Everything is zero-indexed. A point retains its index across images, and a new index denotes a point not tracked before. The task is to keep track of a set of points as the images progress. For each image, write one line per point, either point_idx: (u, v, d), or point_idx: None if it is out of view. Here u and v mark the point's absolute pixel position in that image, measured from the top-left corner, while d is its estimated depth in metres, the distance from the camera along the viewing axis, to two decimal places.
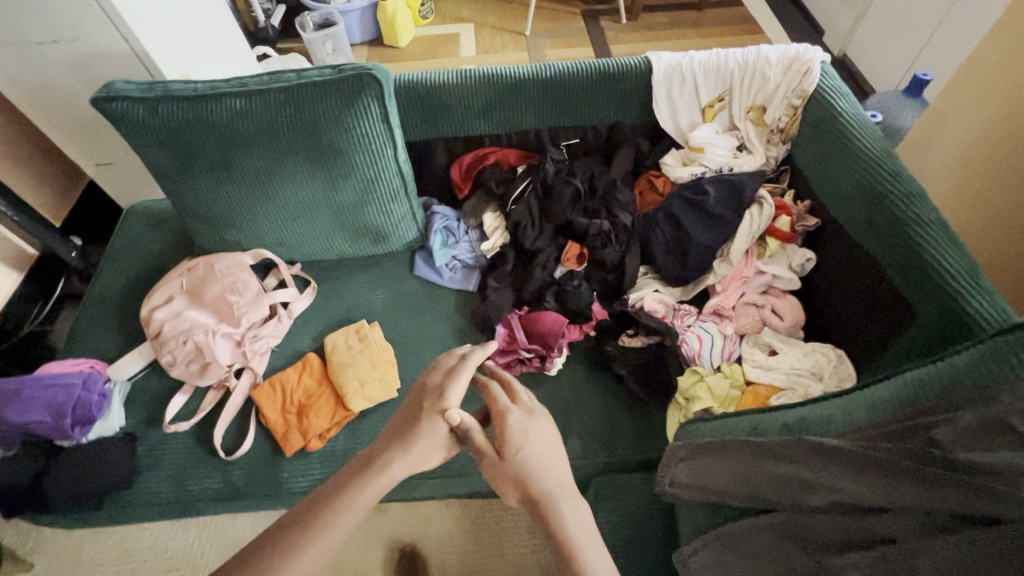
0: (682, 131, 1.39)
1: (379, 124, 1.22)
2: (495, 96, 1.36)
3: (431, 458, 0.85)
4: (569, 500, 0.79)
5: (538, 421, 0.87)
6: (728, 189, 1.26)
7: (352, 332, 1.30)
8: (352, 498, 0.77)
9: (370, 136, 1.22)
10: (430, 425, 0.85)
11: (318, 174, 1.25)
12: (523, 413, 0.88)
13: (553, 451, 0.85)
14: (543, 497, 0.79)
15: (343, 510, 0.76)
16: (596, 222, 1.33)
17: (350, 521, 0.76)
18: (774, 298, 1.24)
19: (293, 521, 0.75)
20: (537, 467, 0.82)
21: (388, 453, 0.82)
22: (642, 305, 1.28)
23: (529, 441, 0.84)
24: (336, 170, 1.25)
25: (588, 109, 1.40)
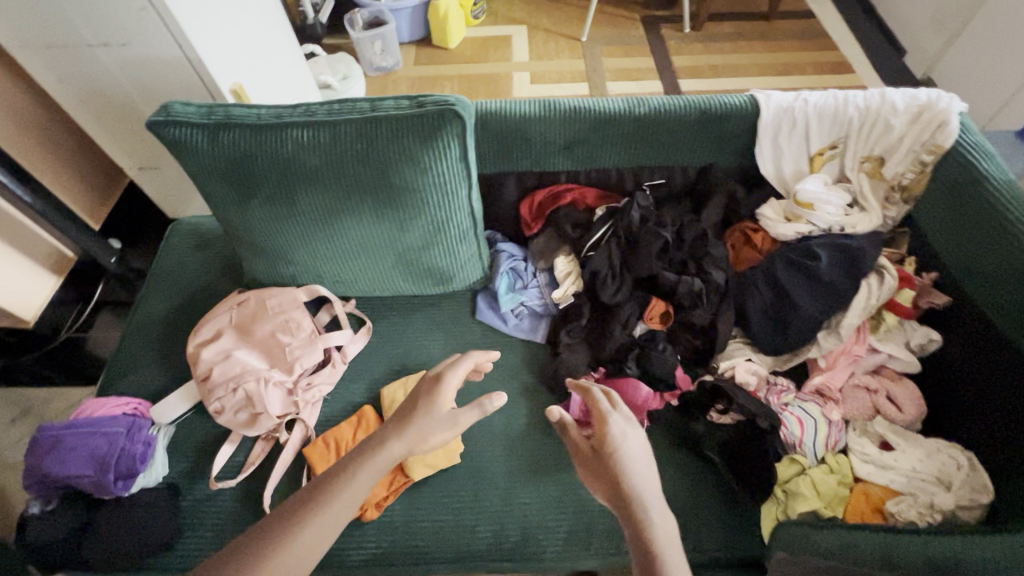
0: (786, 180, 1.25)
1: (457, 164, 1.10)
2: (579, 131, 1.23)
3: (429, 438, 0.89)
4: (658, 507, 0.79)
5: (636, 429, 0.88)
6: (845, 254, 1.12)
7: (412, 385, 1.20)
8: (349, 479, 0.82)
9: (445, 177, 1.11)
10: (427, 409, 0.91)
11: (385, 213, 1.14)
12: (623, 419, 0.88)
13: (650, 459, 0.85)
14: (633, 501, 0.79)
15: (343, 491, 0.81)
16: (687, 280, 1.19)
17: (351, 499, 0.81)
18: (889, 382, 1.10)
19: (296, 501, 0.81)
20: (631, 471, 0.82)
21: (385, 437, 0.87)
22: (732, 377, 1.16)
23: (626, 447, 0.85)
24: (405, 210, 1.14)
25: (679, 149, 1.27)
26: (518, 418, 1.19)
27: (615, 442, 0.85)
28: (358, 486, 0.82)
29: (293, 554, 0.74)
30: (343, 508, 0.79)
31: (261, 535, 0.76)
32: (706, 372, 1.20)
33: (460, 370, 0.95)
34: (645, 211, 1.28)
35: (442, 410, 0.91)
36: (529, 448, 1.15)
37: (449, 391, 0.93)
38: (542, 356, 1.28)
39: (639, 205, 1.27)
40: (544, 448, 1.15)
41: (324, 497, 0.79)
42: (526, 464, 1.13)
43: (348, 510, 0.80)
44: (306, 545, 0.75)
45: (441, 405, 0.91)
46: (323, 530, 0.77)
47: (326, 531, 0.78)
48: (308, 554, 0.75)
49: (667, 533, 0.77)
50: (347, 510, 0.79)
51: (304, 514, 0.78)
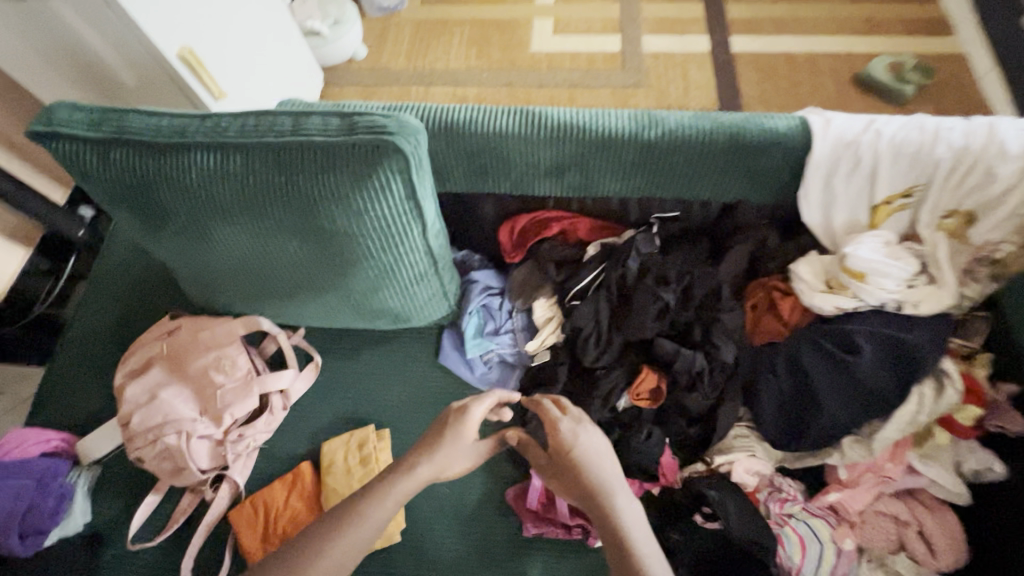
0: (834, 233, 0.97)
1: (402, 204, 0.88)
2: (572, 154, 0.97)
3: (453, 464, 0.85)
4: (623, 496, 0.80)
5: (591, 430, 0.86)
6: (896, 351, 0.86)
7: (353, 446, 1.06)
8: (358, 517, 0.79)
9: (388, 219, 0.89)
10: (456, 437, 0.86)
11: (318, 255, 0.94)
12: (576, 422, 0.86)
13: (609, 454, 0.84)
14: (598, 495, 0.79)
15: (343, 536, 0.77)
16: (687, 354, 0.96)
17: (372, 525, 0.79)
18: (925, 513, 0.87)
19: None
20: (592, 468, 0.81)
21: (413, 455, 0.84)
22: (727, 473, 0.97)
23: (585, 448, 0.84)
24: (341, 254, 0.93)
25: (699, 182, 0.99)
26: (473, 494, 1.04)
27: (570, 442, 0.84)
28: (383, 507, 0.80)
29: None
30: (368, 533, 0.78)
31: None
32: (698, 461, 0.99)
33: (490, 401, 0.89)
34: (647, 258, 1.03)
35: (467, 440, 0.86)
36: (480, 532, 1.01)
37: (477, 419, 0.87)
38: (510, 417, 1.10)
39: (638, 251, 1.03)
40: (498, 535, 1.00)
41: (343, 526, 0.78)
42: (474, 548, 1.00)
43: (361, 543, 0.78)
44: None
45: (467, 432, 0.87)
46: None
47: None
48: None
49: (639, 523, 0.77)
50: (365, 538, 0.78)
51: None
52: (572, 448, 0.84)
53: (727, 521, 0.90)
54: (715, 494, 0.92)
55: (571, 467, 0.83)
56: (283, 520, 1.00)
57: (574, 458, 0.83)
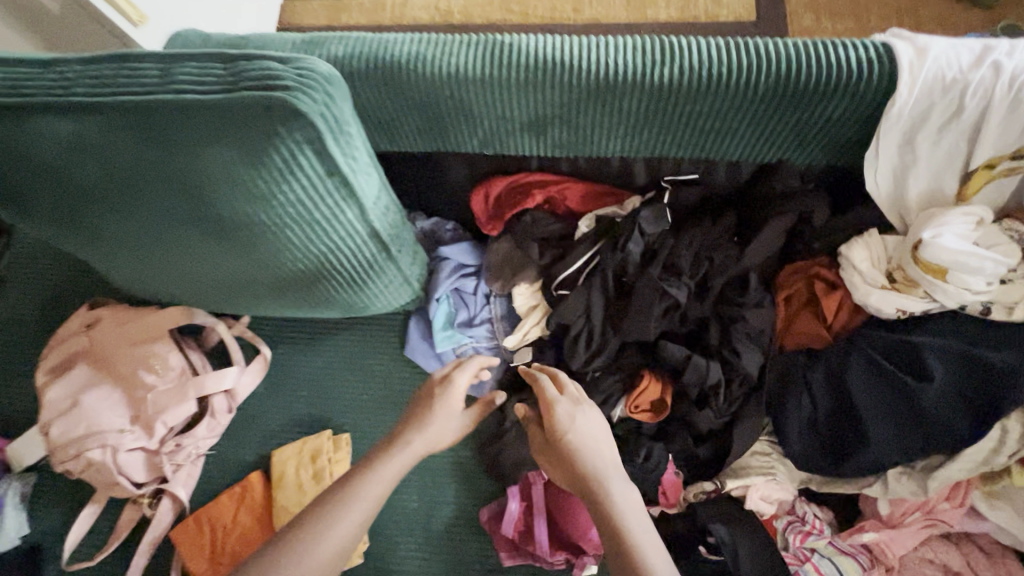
0: (905, 207, 0.73)
1: (317, 183, 0.65)
2: (556, 103, 0.71)
3: (447, 437, 0.74)
4: (623, 486, 0.65)
5: (587, 410, 0.71)
6: (971, 373, 0.67)
7: (306, 458, 0.92)
8: (350, 496, 0.65)
9: (302, 204, 0.67)
10: (445, 407, 0.73)
11: (227, 247, 0.74)
12: (571, 399, 0.71)
13: (608, 439, 0.69)
14: (591, 485, 0.65)
15: (333, 524, 0.63)
16: (701, 362, 0.77)
17: (366, 506, 0.65)
18: (981, 563, 0.72)
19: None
20: (586, 453, 0.66)
21: (403, 428, 0.72)
22: (740, 498, 0.82)
23: (578, 430, 0.69)
24: (253, 245, 0.73)
25: (728, 137, 0.73)
26: (443, 510, 0.91)
27: (564, 424, 0.69)
28: (376, 486, 0.67)
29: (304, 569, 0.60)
30: (363, 514, 0.65)
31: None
32: (705, 480, 0.82)
33: (474, 369, 0.76)
34: (656, 239, 0.81)
35: (456, 409, 0.74)
36: (451, 554, 0.89)
37: (462, 389, 0.75)
38: (486, 423, 0.94)
39: (644, 229, 0.80)
40: (470, 559, 0.88)
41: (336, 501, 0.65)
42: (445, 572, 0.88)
43: (353, 528, 0.64)
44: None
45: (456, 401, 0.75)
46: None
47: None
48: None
49: (641, 518, 0.63)
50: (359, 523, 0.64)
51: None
52: (564, 431, 0.69)
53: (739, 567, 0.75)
54: (726, 535, 0.77)
55: (562, 451, 0.68)
56: (232, 539, 0.89)
57: (566, 443, 0.68)
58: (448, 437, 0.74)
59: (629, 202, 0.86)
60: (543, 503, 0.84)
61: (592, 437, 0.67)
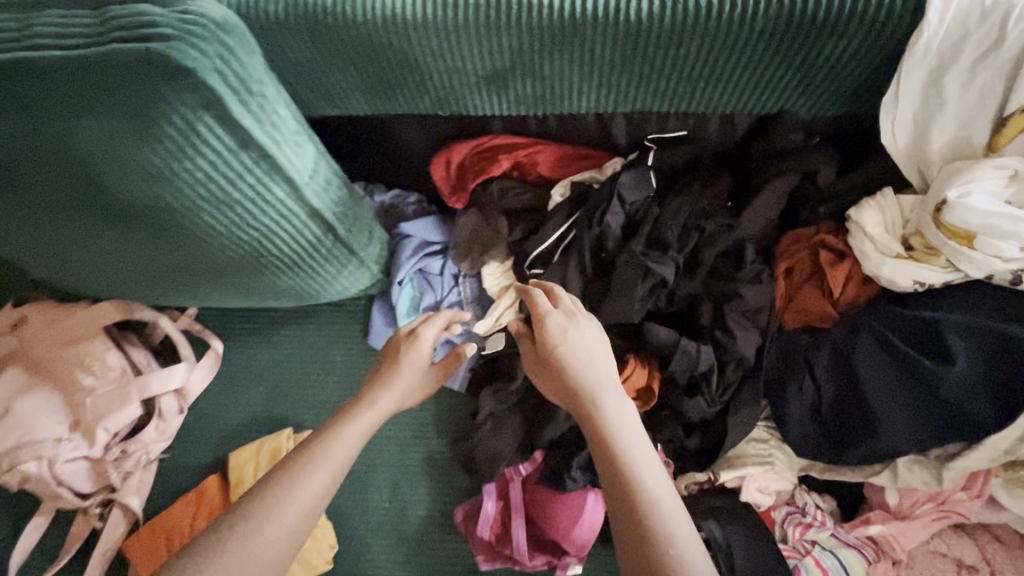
0: (926, 161, 0.62)
1: (226, 157, 0.55)
2: (516, 49, 0.59)
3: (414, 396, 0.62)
4: (620, 402, 0.54)
5: (583, 325, 0.59)
6: (998, 353, 0.58)
7: (265, 458, 0.85)
8: (314, 458, 0.52)
9: (213, 182, 0.56)
10: (410, 363, 0.61)
11: (140, 233, 0.64)
12: (565, 312, 0.59)
13: (606, 356, 0.57)
14: (581, 401, 0.54)
15: (291, 492, 0.49)
16: (690, 345, 0.69)
17: (332, 473, 0.52)
18: (997, 555, 0.66)
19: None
20: (576, 367, 0.55)
21: (364, 386, 0.60)
22: (735, 490, 0.75)
23: (572, 346, 0.57)
24: (167, 228, 0.62)
25: (721, 85, 0.62)
26: (416, 509, 0.85)
27: (554, 336, 0.57)
28: (344, 448, 0.54)
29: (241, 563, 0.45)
30: (330, 478, 0.51)
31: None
32: (698, 470, 0.76)
33: (442, 322, 0.65)
34: (637, 208, 0.72)
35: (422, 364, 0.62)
36: (426, 555, 0.83)
37: (430, 342, 0.63)
38: (460, 415, 0.86)
39: (623, 197, 0.70)
40: (447, 560, 0.82)
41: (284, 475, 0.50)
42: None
43: (319, 499, 0.50)
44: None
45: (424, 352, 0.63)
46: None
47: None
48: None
49: (640, 439, 0.52)
50: (323, 494, 0.50)
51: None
52: (553, 343, 0.57)
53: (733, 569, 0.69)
54: (720, 534, 0.70)
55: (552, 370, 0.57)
56: None
57: (555, 356, 0.57)
58: (413, 398, 0.62)
59: (610, 163, 0.75)
60: (521, 501, 0.77)
61: (586, 352, 0.56)
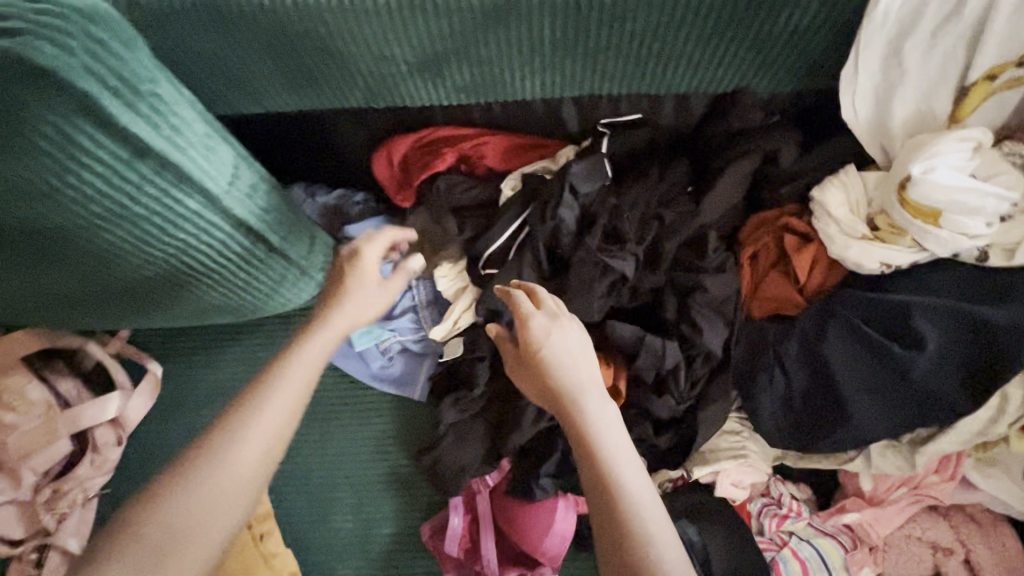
0: (889, 135, 0.59)
1: (117, 168, 0.49)
2: (447, 31, 0.53)
3: (368, 314, 0.59)
4: (604, 407, 0.51)
5: (567, 326, 0.55)
6: (970, 336, 0.56)
7: None
8: (271, 391, 0.49)
9: (108, 200, 0.51)
10: (355, 282, 0.59)
11: (42, 259, 0.57)
12: (548, 311, 0.55)
13: (590, 360, 0.53)
14: (564, 407, 0.50)
15: (244, 430, 0.47)
16: (655, 341, 0.65)
17: (295, 398, 0.50)
18: (972, 536, 0.65)
19: (99, 547, 0.42)
20: (560, 371, 0.52)
21: (315, 309, 0.57)
22: (708, 485, 0.73)
23: (554, 348, 0.53)
24: (75, 252, 0.56)
25: (675, 63, 0.57)
26: (382, 526, 0.81)
27: (537, 338, 0.54)
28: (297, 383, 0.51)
29: (198, 500, 0.44)
30: (287, 413, 0.49)
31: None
32: (671, 468, 0.73)
33: (385, 241, 0.62)
34: (592, 202, 0.67)
35: (369, 280, 0.59)
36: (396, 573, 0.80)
37: (375, 258, 0.60)
38: (423, 426, 0.82)
39: (576, 190, 0.66)
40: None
41: (232, 418, 0.47)
42: None
43: (287, 418, 0.49)
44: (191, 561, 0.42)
45: (365, 266, 0.60)
46: (224, 507, 0.44)
47: (235, 495, 0.45)
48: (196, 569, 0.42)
49: (625, 448, 0.49)
50: (290, 419, 0.49)
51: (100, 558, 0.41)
52: (535, 345, 0.53)
53: (710, 571, 0.67)
54: (697, 537, 0.68)
55: (534, 372, 0.54)
56: None
57: (538, 359, 0.53)
58: (373, 312, 0.59)
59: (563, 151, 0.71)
60: (490, 513, 0.74)
61: (570, 358, 0.52)
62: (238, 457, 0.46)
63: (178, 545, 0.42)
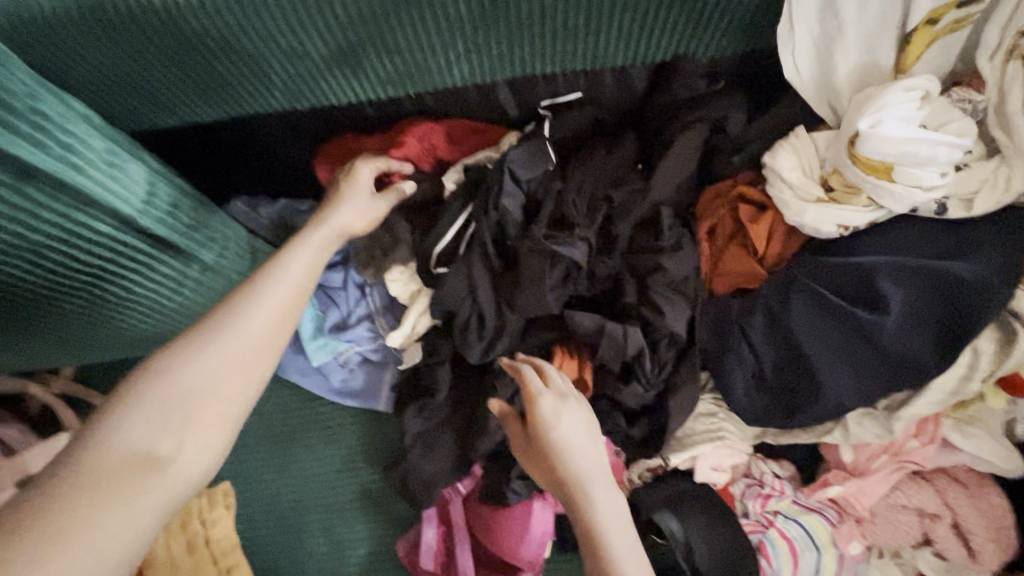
0: (834, 92, 0.57)
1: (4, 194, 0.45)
2: (353, 21, 0.50)
3: (356, 225, 0.60)
4: (612, 501, 0.53)
5: (577, 411, 0.57)
6: (938, 295, 0.54)
7: (173, 525, 0.73)
8: (270, 279, 0.49)
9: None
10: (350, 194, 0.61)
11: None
12: (558, 392, 0.57)
13: (599, 448, 0.56)
14: (573, 499, 0.53)
15: (251, 304, 0.46)
16: (616, 329, 0.63)
17: (298, 285, 0.51)
18: (960, 500, 0.62)
19: (108, 406, 0.40)
20: (569, 459, 0.54)
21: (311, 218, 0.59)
22: (688, 471, 0.70)
23: (564, 433, 0.55)
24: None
25: (601, 35, 0.54)
26: (358, 546, 0.78)
27: (548, 422, 0.56)
28: (297, 271, 0.51)
29: (213, 368, 0.42)
30: (291, 295, 0.49)
31: (46, 501, 0.34)
32: (648, 457, 0.70)
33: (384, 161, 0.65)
34: (537, 189, 0.64)
35: (361, 193, 0.62)
36: None
37: (371, 175, 0.63)
38: (390, 439, 0.78)
39: (518, 178, 0.63)
40: None
41: (239, 296, 0.47)
42: None
43: (293, 299, 0.49)
44: (216, 414, 0.41)
45: (362, 177, 0.63)
46: (241, 370, 0.43)
47: (247, 364, 0.44)
48: (215, 428, 0.41)
49: (627, 534, 0.52)
50: (293, 305, 0.49)
51: (114, 410, 0.39)
52: (545, 429, 0.56)
53: (694, 560, 0.65)
54: (678, 528, 0.65)
55: (543, 455, 0.56)
56: None
57: (546, 443, 0.55)
58: (359, 225, 0.61)
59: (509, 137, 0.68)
60: (464, 522, 0.71)
61: (581, 446, 0.55)
62: (251, 325, 0.45)
63: (190, 409, 0.40)
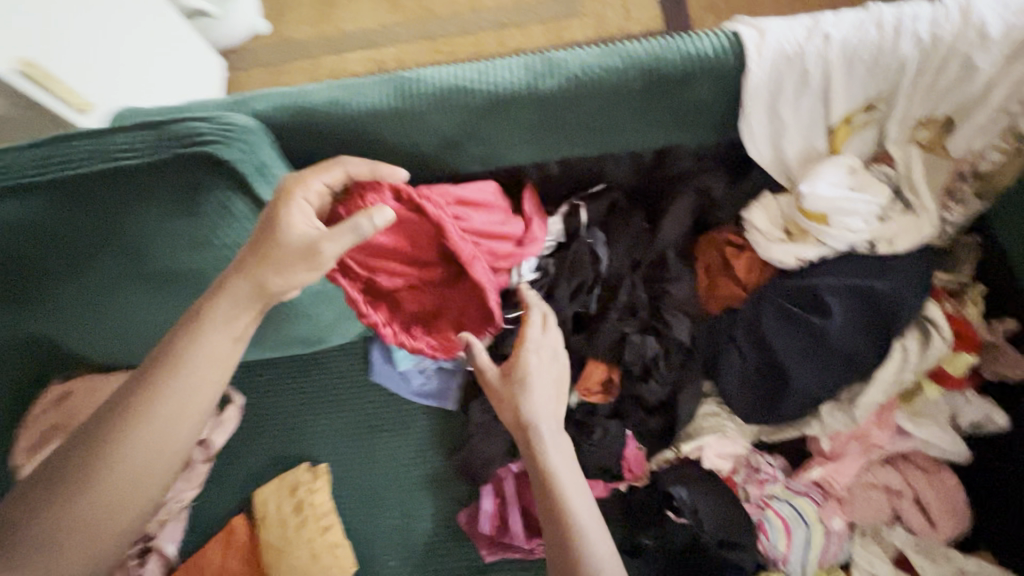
0: (788, 167, 0.80)
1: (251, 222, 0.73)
2: (459, 125, 0.78)
3: (305, 267, 0.64)
4: (564, 449, 0.71)
5: (554, 360, 0.76)
6: (868, 305, 0.74)
7: (285, 492, 0.95)
8: (172, 385, 0.59)
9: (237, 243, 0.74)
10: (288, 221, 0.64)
11: (160, 273, 0.76)
12: (542, 340, 0.76)
13: (561, 391, 0.75)
14: (536, 435, 0.70)
15: (149, 414, 0.58)
16: (637, 341, 0.83)
17: (194, 388, 0.60)
18: (917, 479, 0.78)
19: (25, 509, 0.53)
20: (535, 400, 0.72)
21: (252, 247, 0.64)
22: (697, 460, 0.86)
23: (537, 377, 0.74)
24: (167, 254, 0.73)
25: (620, 131, 0.81)
26: (426, 521, 0.96)
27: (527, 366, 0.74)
28: (200, 365, 0.61)
29: (113, 476, 0.56)
30: (183, 398, 0.60)
31: None
32: (666, 449, 0.87)
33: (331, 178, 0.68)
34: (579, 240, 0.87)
35: (301, 226, 0.64)
36: (440, 557, 0.94)
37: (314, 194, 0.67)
38: (454, 431, 0.98)
39: (599, 270, 0.85)
40: (459, 558, 0.94)
41: (141, 406, 0.58)
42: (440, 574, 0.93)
43: (192, 404, 0.60)
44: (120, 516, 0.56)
45: (300, 204, 0.65)
46: (141, 478, 0.57)
47: (145, 473, 0.57)
48: (115, 524, 0.56)
49: (575, 476, 0.69)
50: (194, 410, 0.60)
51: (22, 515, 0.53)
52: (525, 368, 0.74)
53: (701, 524, 0.79)
54: (686, 495, 0.80)
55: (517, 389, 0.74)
56: None
57: (522, 381, 0.73)
58: (299, 270, 0.64)
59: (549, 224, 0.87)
60: (515, 495, 0.89)
61: (549, 385, 0.74)
62: (139, 435, 0.57)
63: (90, 516, 0.54)
